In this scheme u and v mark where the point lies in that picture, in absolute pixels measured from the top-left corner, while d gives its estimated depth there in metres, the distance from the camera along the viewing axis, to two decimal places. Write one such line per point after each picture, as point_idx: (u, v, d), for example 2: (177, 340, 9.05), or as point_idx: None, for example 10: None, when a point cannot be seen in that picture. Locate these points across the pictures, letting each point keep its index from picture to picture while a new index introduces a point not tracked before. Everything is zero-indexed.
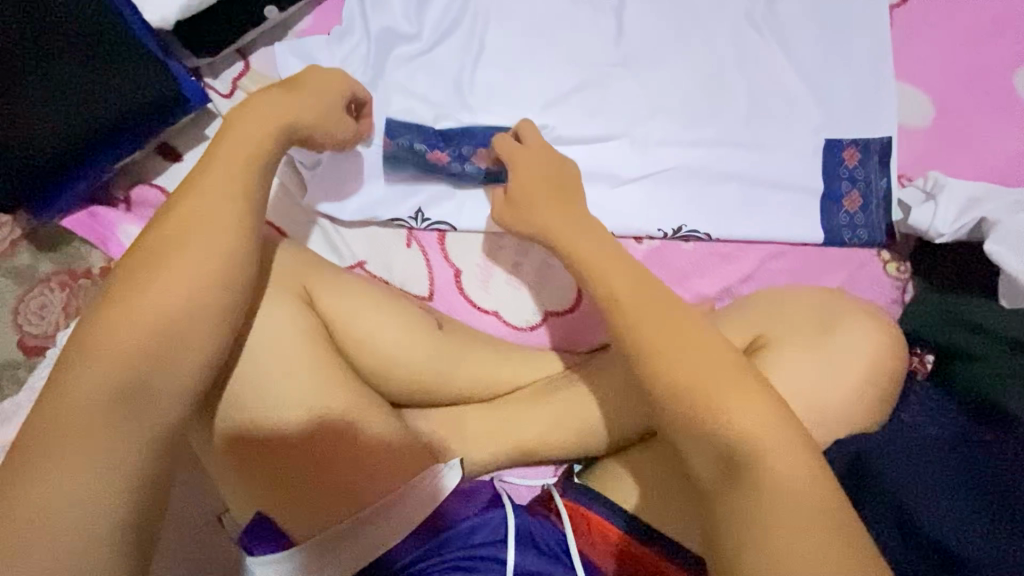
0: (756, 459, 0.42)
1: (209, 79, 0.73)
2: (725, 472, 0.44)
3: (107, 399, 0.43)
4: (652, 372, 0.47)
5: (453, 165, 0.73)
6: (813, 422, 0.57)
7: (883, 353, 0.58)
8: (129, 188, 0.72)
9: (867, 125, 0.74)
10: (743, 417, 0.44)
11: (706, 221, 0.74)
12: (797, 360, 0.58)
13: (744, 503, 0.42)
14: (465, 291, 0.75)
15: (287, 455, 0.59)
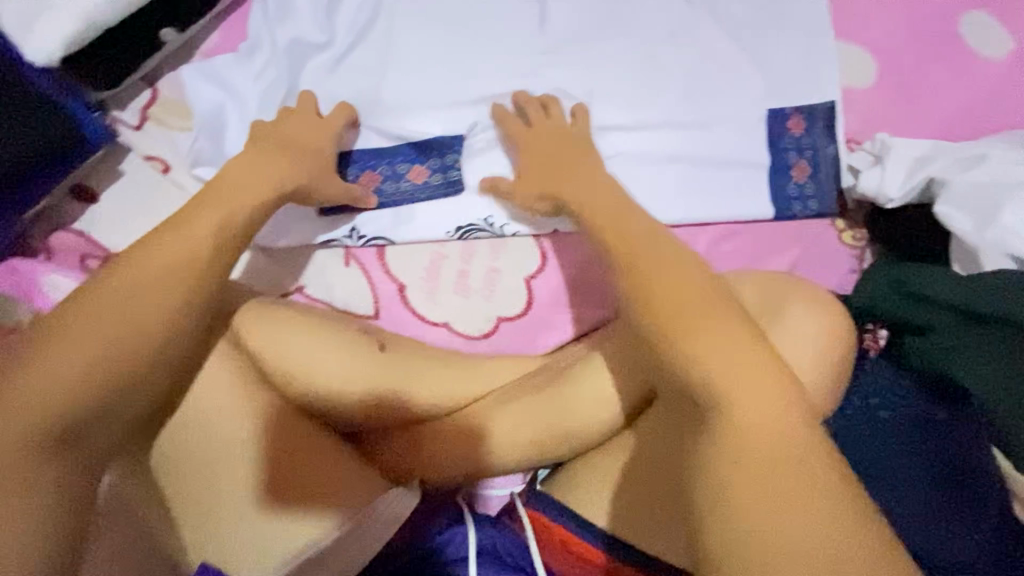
0: (738, 414, 0.39)
1: (117, 112, 0.69)
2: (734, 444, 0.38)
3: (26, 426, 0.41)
4: (648, 341, 0.45)
5: (388, 187, 0.71)
6: None
7: (834, 331, 0.57)
8: (48, 236, 0.69)
9: (808, 91, 0.71)
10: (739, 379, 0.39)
11: (652, 206, 0.71)
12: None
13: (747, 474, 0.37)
14: (411, 304, 0.72)
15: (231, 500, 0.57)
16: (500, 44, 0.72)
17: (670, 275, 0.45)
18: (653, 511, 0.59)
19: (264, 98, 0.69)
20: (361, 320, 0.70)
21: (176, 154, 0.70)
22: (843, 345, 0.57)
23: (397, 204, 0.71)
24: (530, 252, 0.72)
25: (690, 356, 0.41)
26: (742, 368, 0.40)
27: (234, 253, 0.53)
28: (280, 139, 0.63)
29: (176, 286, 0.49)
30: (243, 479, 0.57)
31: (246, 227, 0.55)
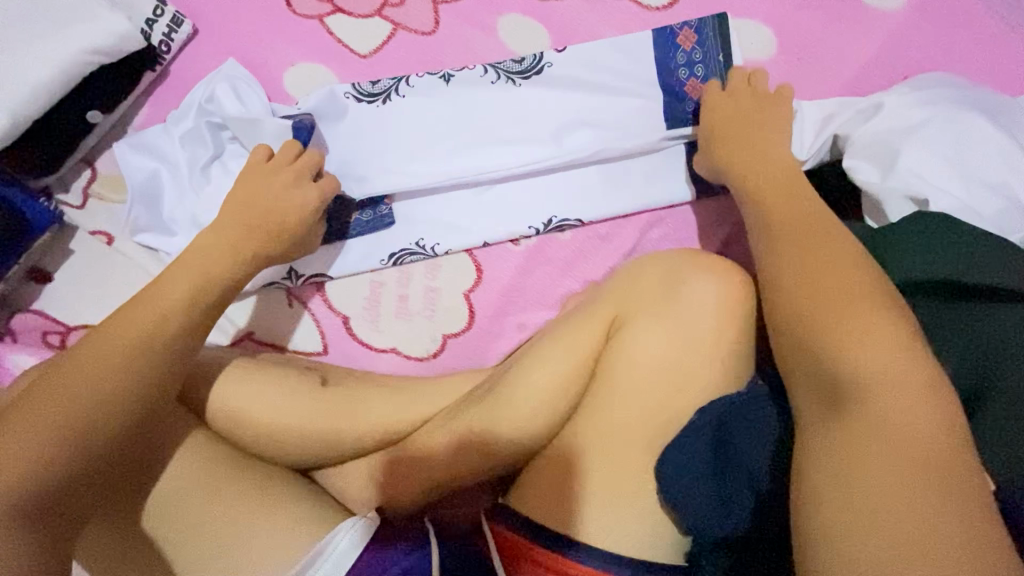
0: (877, 381, 0.42)
1: (61, 194, 0.74)
2: (830, 393, 0.44)
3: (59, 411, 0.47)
4: (785, 238, 0.53)
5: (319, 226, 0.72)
6: (685, 386, 0.56)
7: (739, 298, 0.57)
8: (10, 319, 0.73)
9: (707, 61, 0.71)
10: (872, 361, 0.43)
11: (574, 207, 0.72)
12: (654, 330, 0.58)
13: (852, 430, 0.42)
14: (357, 334, 0.74)
15: (201, 531, 0.58)
16: (404, 79, 0.74)
17: (788, 199, 0.56)
18: (610, 494, 0.56)
19: (194, 158, 0.72)
20: (309, 359, 0.72)
21: (117, 226, 0.74)
22: (749, 323, 0.58)
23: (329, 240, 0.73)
24: (465, 267, 0.74)
25: (844, 330, 0.45)
26: (886, 354, 0.43)
27: (182, 310, 0.55)
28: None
29: (129, 384, 0.50)
30: (207, 540, 0.58)
31: (200, 277, 0.59)
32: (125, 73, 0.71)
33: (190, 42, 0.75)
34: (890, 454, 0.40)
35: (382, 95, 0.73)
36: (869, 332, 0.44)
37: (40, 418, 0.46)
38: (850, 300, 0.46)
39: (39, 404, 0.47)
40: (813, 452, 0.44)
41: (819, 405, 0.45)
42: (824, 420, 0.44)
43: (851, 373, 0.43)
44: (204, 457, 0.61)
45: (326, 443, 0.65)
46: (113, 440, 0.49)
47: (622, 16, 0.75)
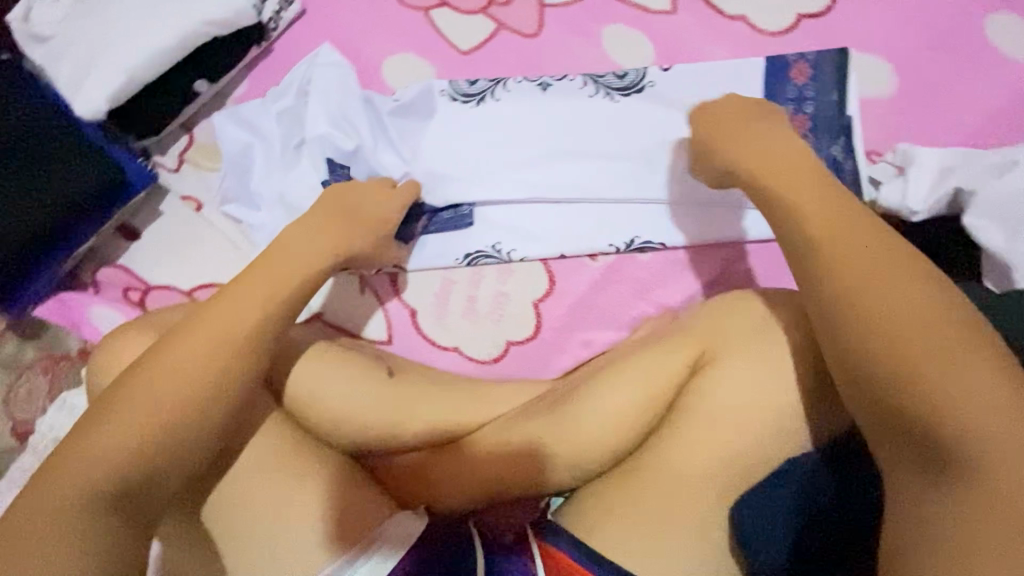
0: (995, 450, 0.37)
1: (158, 156, 0.76)
2: (932, 464, 0.39)
3: (166, 382, 0.50)
4: (851, 281, 0.44)
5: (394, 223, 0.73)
6: (765, 433, 0.54)
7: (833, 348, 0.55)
8: (95, 271, 0.75)
9: (818, 96, 0.68)
10: (987, 428, 0.38)
11: (659, 230, 0.70)
12: (741, 371, 0.55)
13: (962, 507, 0.38)
14: (422, 328, 0.74)
15: (261, 507, 0.59)
16: (502, 82, 0.73)
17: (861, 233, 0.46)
18: (672, 536, 0.55)
19: (288, 137, 0.73)
20: (374, 347, 0.72)
21: (207, 194, 0.76)
22: None
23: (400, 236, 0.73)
24: (538, 276, 0.73)
25: (948, 390, 0.39)
26: (999, 418, 0.38)
27: (271, 288, 0.56)
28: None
29: (224, 370, 0.51)
30: (260, 516, 0.59)
31: (289, 256, 0.60)
32: (233, 47, 0.73)
33: (297, 22, 0.77)
34: (1016, 536, 0.36)
35: (477, 97, 0.73)
36: (981, 392, 0.38)
37: (150, 401, 0.49)
38: (951, 345, 0.40)
39: (151, 380, 0.50)
40: (919, 520, 0.39)
41: (922, 473, 0.40)
42: (933, 493, 0.39)
43: (964, 447, 0.38)
44: (267, 433, 0.62)
45: (383, 436, 0.65)
46: (210, 438, 0.51)
47: (733, 38, 0.72)
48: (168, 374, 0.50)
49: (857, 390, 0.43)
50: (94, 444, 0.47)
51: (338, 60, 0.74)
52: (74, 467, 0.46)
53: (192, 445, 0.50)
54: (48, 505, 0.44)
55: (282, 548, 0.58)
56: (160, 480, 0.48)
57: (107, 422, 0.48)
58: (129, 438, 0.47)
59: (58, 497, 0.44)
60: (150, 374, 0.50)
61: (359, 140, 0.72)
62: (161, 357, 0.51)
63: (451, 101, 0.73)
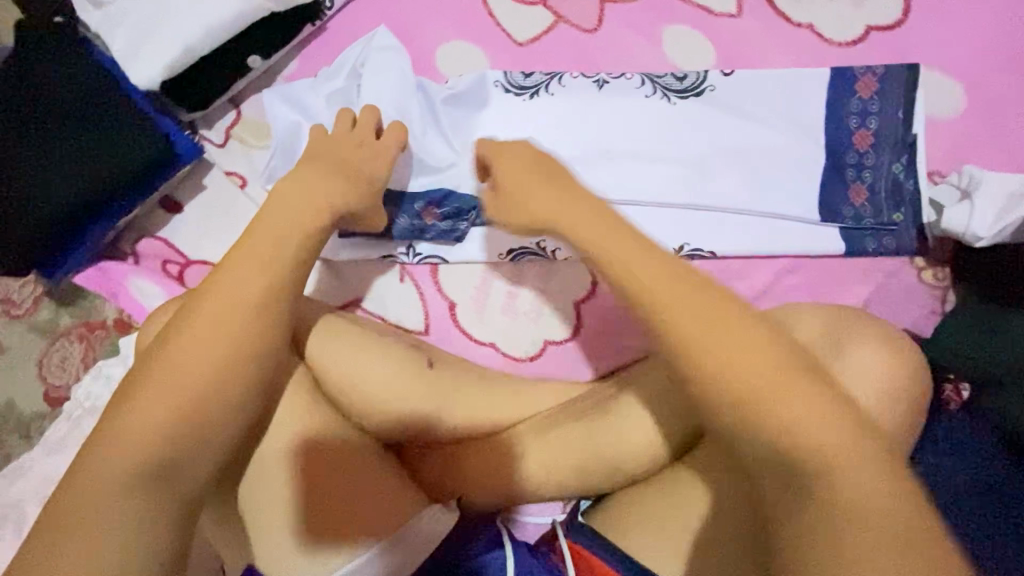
0: (834, 461, 0.43)
1: (204, 130, 0.75)
2: (785, 480, 0.44)
3: (203, 352, 0.49)
4: (718, 332, 0.46)
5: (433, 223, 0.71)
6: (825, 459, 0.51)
7: (909, 375, 0.53)
8: (135, 242, 0.74)
9: (884, 111, 0.67)
10: (815, 445, 0.43)
11: (709, 238, 0.69)
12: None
13: (813, 513, 0.43)
14: (460, 322, 0.74)
15: (298, 492, 0.59)
16: (557, 77, 0.71)
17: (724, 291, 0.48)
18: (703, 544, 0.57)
19: (337, 119, 0.72)
20: (412, 337, 0.71)
21: (253, 171, 0.75)
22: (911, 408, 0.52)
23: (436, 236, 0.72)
24: (582, 276, 0.72)
25: (782, 419, 0.43)
26: (830, 434, 0.43)
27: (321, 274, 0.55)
28: (328, 166, 0.61)
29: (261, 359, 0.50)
30: (295, 500, 0.59)
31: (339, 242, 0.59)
32: (289, 23, 0.72)
33: (352, 2, 0.76)
34: (864, 532, 0.41)
35: (531, 89, 0.71)
36: (800, 415, 0.43)
37: (189, 372, 0.48)
38: (788, 379, 0.44)
39: (187, 349, 0.49)
40: (788, 527, 0.44)
41: (778, 487, 0.44)
42: (791, 502, 0.44)
43: (807, 462, 0.43)
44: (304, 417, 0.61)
45: (419, 427, 0.65)
46: (234, 426, 0.49)
47: (798, 45, 0.71)
48: (204, 345, 0.49)
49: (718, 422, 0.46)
50: (116, 442, 0.45)
51: (393, 43, 0.72)
52: (99, 465, 0.44)
53: (216, 434, 0.49)
54: (82, 489, 0.44)
55: (315, 532, 0.58)
56: (188, 474, 0.47)
57: (127, 418, 0.46)
58: (153, 433, 0.46)
59: (88, 498, 0.43)
60: (170, 365, 0.48)
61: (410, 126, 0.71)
62: (180, 347, 0.49)
63: (505, 93, 0.71)
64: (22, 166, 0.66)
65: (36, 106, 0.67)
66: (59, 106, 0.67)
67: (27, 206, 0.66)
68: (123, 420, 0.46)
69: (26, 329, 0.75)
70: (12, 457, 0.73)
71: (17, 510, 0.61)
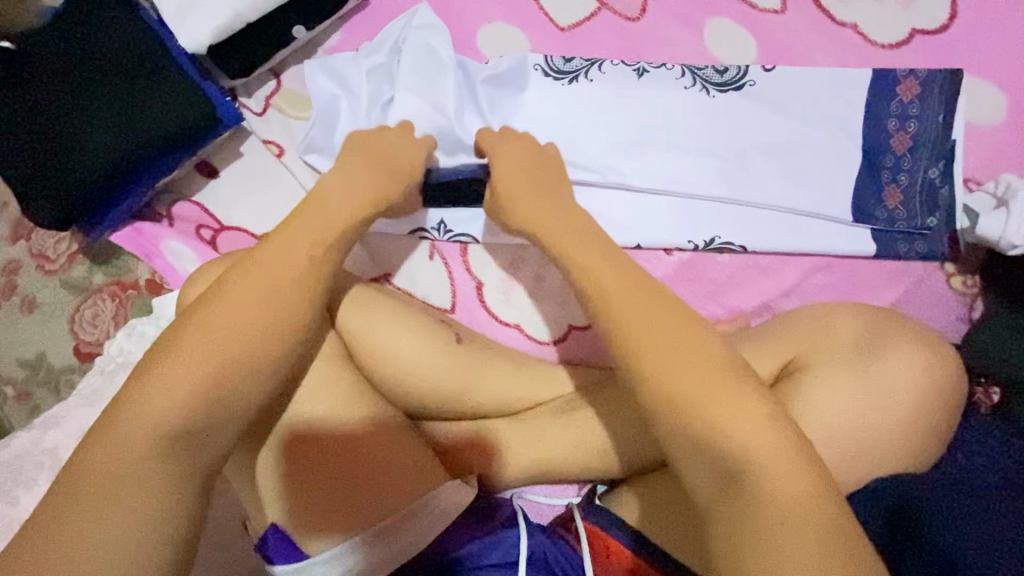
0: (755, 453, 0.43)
1: (244, 98, 0.76)
2: (722, 473, 0.44)
3: (241, 309, 0.49)
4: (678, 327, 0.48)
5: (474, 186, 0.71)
6: (855, 455, 0.51)
7: (941, 379, 0.53)
8: (171, 205, 0.75)
9: (924, 115, 0.67)
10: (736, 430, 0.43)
11: (741, 232, 0.69)
12: (840, 383, 0.53)
13: (744, 509, 0.42)
14: (487, 302, 0.75)
15: (326, 458, 0.60)
16: (598, 62, 0.72)
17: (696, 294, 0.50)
18: None
19: (376, 93, 0.73)
20: (439, 314, 0.72)
21: (290, 141, 0.76)
22: (941, 408, 0.52)
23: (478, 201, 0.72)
24: None
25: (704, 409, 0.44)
26: (761, 433, 0.44)
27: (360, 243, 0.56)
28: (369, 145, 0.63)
29: (301, 322, 0.51)
30: (321, 465, 0.60)
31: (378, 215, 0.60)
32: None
33: None
34: (792, 528, 0.41)
35: (570, 74, 0.71)
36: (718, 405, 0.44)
37: (224, 325, 0.48)
38: (718, 377, 0.45)
39: (226, 305, 0.48)
40: (725, 519, 0.43)
41: (714, 480, 0.44)
42: (726, 494, 0.44)
43: (740, 453, 0.43)
44: (334, 385, 0.62)
45: (444, 403, 0.67)
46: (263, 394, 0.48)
47: (841, 45, 0.71)
48: (243, 303, 0.49)
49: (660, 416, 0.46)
50: (146, 400, 0.44)
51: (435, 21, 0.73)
52: (127, 424, 0.43)
53: (247, 400, 0.48)
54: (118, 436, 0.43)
55: (342, 495, 0.59)
56: (215, 440, 0.46)
57: (160, 376, 0.45)
58: (183, 395, 0.45)
59: (118, 453, 0.42)
60: (205, 326, 0.47)
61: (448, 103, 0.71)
62: (218, 308, 0.48)
63: (545, 76, 0.72)
64: (65, 121, 0.67)
65: (83, 63, 0.67)
66: (105, 64, 0.68)
67: (68, 160, 0.66)
68: (155, 379, 0.45)
69: (59, 285, 0.76)
70: (40, 409, 0.74)
71: (49, 458, 0.63)
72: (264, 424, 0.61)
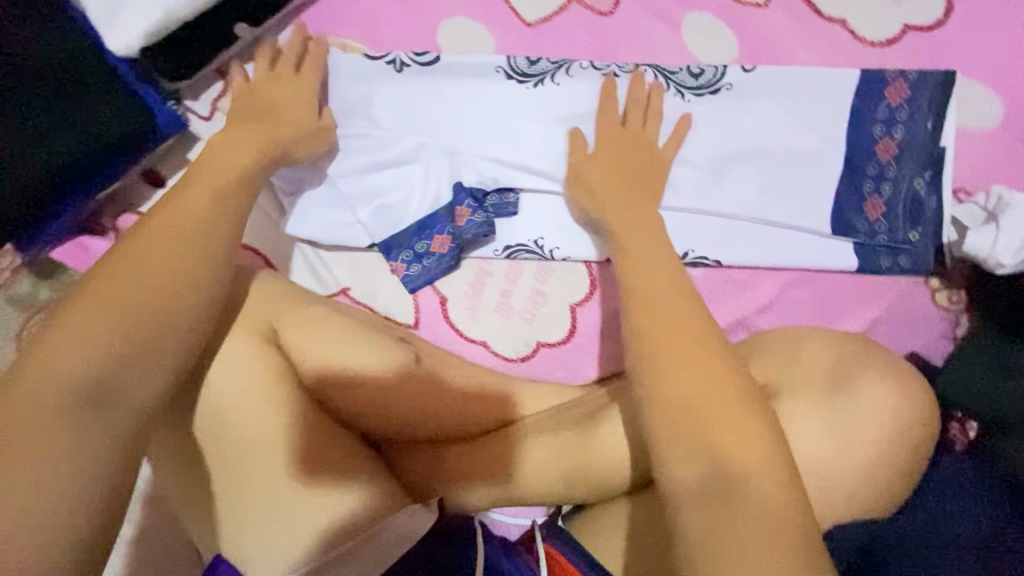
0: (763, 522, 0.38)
1: (189, 101, 0.71)
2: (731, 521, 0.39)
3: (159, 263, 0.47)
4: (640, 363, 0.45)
5: (453, 245, 0.68)
6: (823, 493, 0.49)
7: (917, 411, 0.50)
8: (116, 216, 0.72)
9: (912, 118, 0.62)
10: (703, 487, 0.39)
11: (714, 245, 0.65)
12: (810, 416, 0.50)
13: (722, 527, 0.38)
14: (451, 318, 0.72)
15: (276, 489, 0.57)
16: (565, 66, 0.66)
17: (663, 325, 0.46)
18: None
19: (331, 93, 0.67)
20: (401, 331, 0.69)
21: None
22: (916, 442, 0.50)
23: (455, 258, 0.69)
24: (580, 279, 0.71)
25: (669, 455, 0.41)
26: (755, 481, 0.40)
27: None
28: None
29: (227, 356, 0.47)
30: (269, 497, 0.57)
31: None
32: None
33: None
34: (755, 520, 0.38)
35: (535, 77, 0.66)
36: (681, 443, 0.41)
37: (139, 279, 0.45)
38: (718, 420, 0.42)
39: (144, 258, 0.47)
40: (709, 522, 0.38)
41: (699, 483, 0.40)
42: (706, 503, 0.39)
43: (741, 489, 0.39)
44: (282, 412, 0.59)
45: (407, 426, 0.64)
46: (207, 327, 0.49)
47: (828, 42, 0.66)
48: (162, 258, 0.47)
49: (655, 409, 0.43)
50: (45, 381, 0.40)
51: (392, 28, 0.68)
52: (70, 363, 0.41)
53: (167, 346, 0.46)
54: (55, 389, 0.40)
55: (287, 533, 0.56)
56: (128, 390, 0.43)
57: (57, 336, 0.42)
58: (108, 347, 0.43)
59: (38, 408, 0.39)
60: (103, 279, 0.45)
61: (402, 109, 0.66)
62: (119, 256, 0.46)
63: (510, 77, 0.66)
64: None
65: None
66: (19, 69, 0.61)
67: None
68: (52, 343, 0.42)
69: (4, 301, 0.72)
70: None
71: None
72: (210, 452, 0.58)
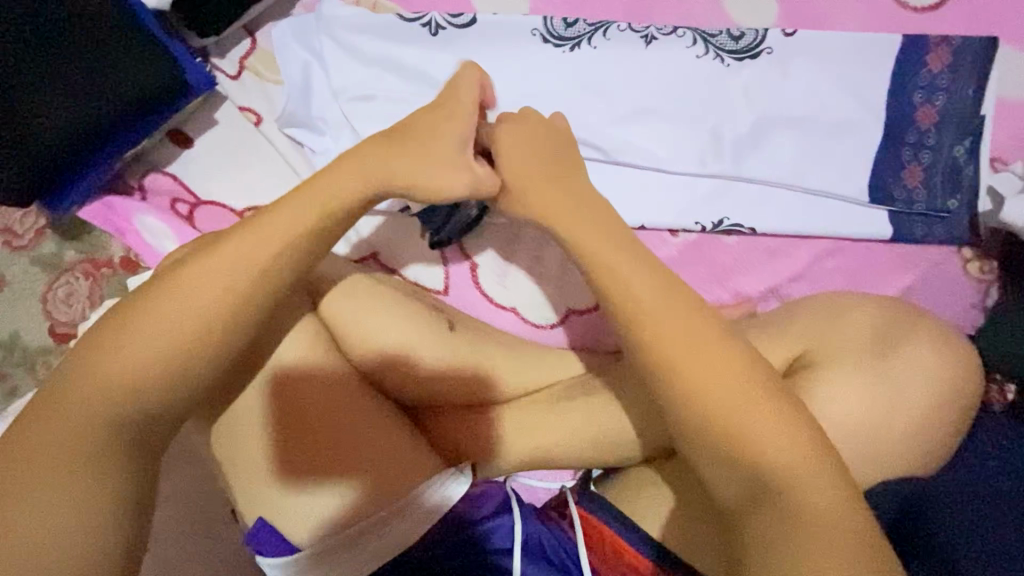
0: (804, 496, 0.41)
1: (216, 59, 0.70)
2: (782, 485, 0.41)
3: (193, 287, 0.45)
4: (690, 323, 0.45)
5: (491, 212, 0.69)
6: (862, 453, 0.50)
7: (956, 376, 0.51)
8: (142, 177, 0.71)
9: (954, 85, 0.62)
10: None
11: (750, 213, 0.65)
12: (850, 380, 0.51)
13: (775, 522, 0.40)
14: (482, 286, 0.72)
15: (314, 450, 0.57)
16: (603, 28, 0.65)
17: None
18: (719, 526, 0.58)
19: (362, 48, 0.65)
20: (433, 297, 0.69)
21: (267, 107, 0.70)
22: (954, 405, 0.50)
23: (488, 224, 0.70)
24: None
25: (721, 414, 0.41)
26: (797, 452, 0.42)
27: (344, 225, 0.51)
28: None
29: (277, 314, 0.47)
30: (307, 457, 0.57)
31: None
32: None
33: None
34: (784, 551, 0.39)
35: (572, 41, 0.65)
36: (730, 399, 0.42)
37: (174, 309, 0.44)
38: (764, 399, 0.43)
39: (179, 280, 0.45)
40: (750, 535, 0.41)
41: (746, 492, 0.42)
42: (754, 503, 0.42)
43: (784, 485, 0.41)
44: (319, 373, 0.59)
45: (440, 390, 0.64)
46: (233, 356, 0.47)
47: (869, 8, 0.65)
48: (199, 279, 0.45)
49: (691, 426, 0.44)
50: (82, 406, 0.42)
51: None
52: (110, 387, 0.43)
53: (190, 392, 0.45)
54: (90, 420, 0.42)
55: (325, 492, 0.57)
56: (153, 408, 0.43)
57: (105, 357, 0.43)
58: (140, 377, 0.43)
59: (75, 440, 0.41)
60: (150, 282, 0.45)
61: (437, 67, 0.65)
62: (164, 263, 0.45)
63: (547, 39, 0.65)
64: None
65: None
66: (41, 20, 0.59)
67: None
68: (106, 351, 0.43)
69: (29, 262, 0.72)
70: (17, 391, 0.71)
71: None
72: (246, 412, 0.58)
